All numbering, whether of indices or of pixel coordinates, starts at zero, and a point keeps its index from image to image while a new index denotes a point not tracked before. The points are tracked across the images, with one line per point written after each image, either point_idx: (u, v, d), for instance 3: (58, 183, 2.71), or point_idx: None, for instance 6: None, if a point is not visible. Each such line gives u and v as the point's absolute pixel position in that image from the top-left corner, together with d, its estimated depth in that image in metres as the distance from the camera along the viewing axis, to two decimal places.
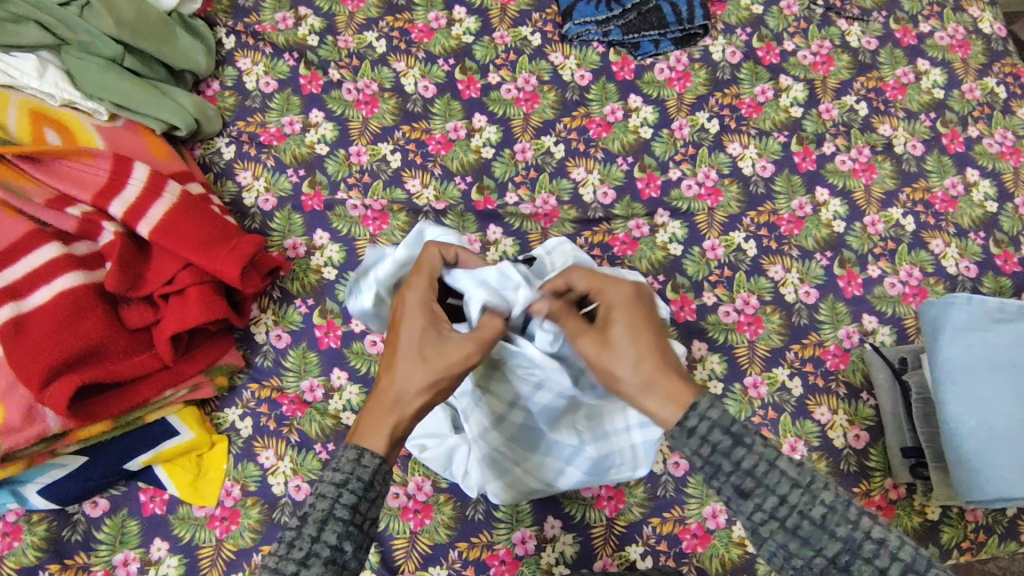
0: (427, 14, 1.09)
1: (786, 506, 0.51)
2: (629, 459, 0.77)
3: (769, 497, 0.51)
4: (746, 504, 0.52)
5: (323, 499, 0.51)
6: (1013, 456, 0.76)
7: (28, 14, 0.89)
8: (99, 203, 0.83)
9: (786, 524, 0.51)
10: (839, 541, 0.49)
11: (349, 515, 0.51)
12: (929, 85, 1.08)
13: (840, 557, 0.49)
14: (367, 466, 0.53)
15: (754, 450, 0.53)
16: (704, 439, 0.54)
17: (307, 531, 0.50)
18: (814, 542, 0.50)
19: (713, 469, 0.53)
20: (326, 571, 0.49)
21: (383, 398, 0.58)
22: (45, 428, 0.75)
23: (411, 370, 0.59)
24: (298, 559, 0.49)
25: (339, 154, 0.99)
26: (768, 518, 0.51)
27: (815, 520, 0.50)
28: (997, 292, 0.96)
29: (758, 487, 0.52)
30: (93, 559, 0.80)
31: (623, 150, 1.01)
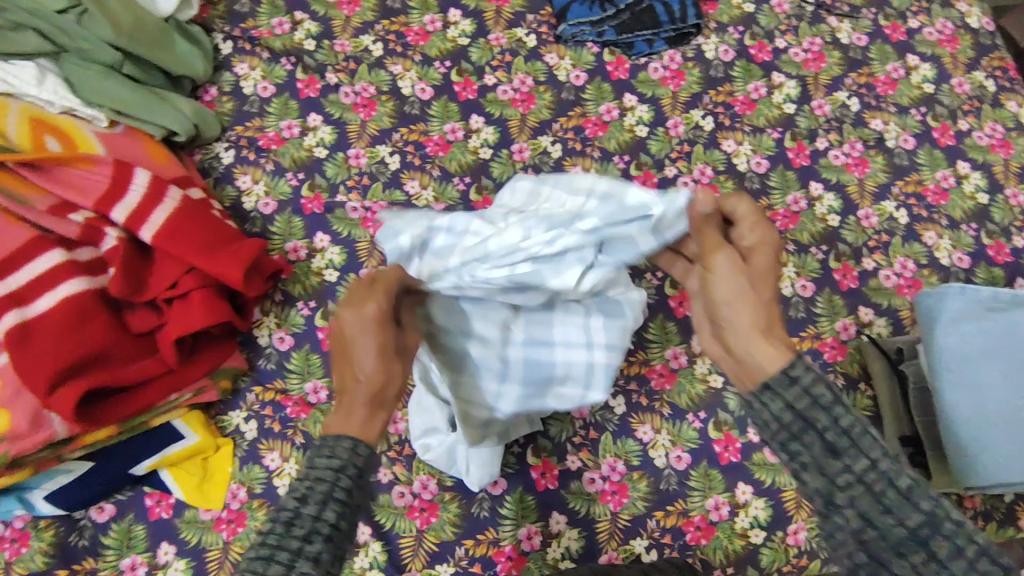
0: (422, 17, 1.10)
1: (875, 470, 0.49)
2: (579, 376, 0.69)
3: (861, 460, 0.50)
4: (835, 465, 0.50)
5: (323, 482, 0.50)
6: (1011, 443, 0.77)
7: (26, 22, 0.90)
8: (100, 209, 0.84)
9: (873, 490, 0.49)
10: (923, 514, 0.48)
11: (345, 497, 0.51)
12: (919, 80, 1.09)
13: (921, 531, 0.48)
14: (362, 456, 0.53)
15: (850, 410, 0.51)
16: (808, 391, 0.51)
17: (307, 511, 0.49)
18: (898, 511, 0.48)
19: (806, 424, 0.51)
20: (325, 548, 0.49)
21: (364, 395, 0.57)
22: (52, 433, 0.76)
23: (389, 370, 0.59)
24: (300, 536, 0.49)
25: (338, 157, 1.00)
26: (855, 482, 0.49)
27: (901, 490, 0.49)
28: (990, 282, 0.97)
29: (851, 448, 0.50)
30: (101, 564, 0.80)
31: (619, 149, 1.02)
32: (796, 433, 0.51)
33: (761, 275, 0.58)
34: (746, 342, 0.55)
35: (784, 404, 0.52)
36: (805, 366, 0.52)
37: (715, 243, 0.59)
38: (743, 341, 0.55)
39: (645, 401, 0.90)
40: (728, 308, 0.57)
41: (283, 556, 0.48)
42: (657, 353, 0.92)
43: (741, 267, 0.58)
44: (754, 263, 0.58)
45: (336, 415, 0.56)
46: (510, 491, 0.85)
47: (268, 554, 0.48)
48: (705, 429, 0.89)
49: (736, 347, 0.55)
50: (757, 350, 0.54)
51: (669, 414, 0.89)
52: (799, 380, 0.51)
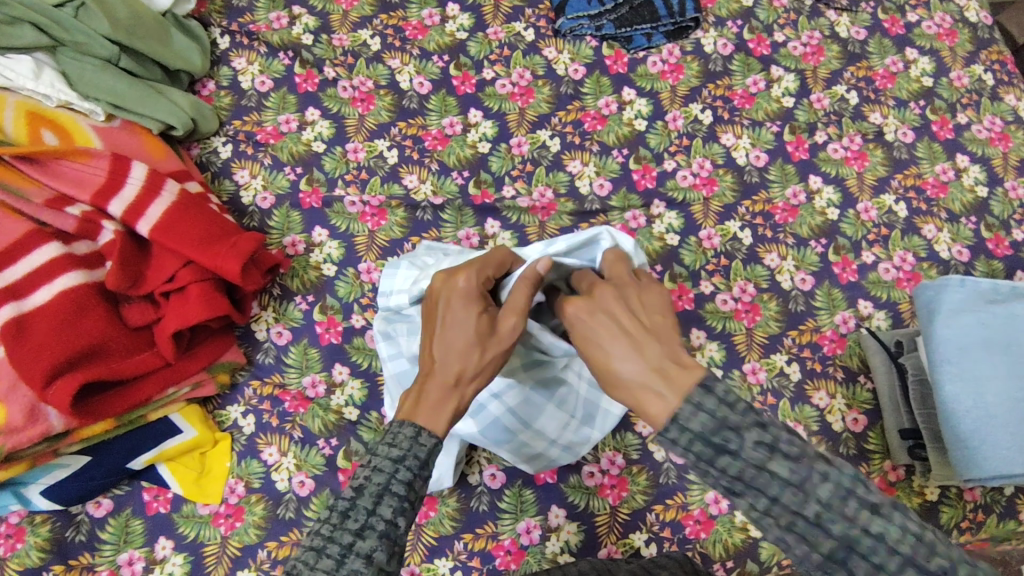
0: (421, 11, 1.09)
1: (777, 507, 0.48)
2: (537, 455, 0.82)
3: (760, 498, 0.48)
4: (739, 503, 0.49)
5: (381, 472, 0.52)
6: (1009, 435, 0.77)
7: (24, 16, 0.88)
8: (98, 203, 0.83)
9: (780, 522, 0.48)
10: (834, 539, 0.47)
11: (404, 491, 0.52)
12: (918, 74, 1.09)
13: (835, 553, 0.47)
14: (425, 445, 0.54)
15: (740, 455, 0.49)
16: (687, 451, 0.50)
17: (362, 502, 0.51)
18: (811, 539, 0.47)
19: (702, 473, 0.50)
20: (380, 543, 0.50)
21: (442, 376, 0.58)
22: (48, 426, 0.75)
23: (468, 355, 0.58)
24: (353, 530, 0.50)
25: (335, 151, 1.00)
26: (764, 516, 0.49)
27: (809, 518, 0.47)
28: (990, 275, 0.97)
29: (749, 489, 0.49)
30: (97, 559, 0.80)
31: (618, 143, 1.02)
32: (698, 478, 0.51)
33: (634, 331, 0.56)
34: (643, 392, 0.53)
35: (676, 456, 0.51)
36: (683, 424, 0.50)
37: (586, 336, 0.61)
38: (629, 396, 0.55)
39: None
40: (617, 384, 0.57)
41: (335, 549, 0.49)
42: None
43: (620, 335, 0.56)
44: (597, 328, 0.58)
45: (414, 399, 0.58)
46: (509, 484, 0.85)
47: (320, 545, 0.49)
48: None
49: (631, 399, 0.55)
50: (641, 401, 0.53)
51: None
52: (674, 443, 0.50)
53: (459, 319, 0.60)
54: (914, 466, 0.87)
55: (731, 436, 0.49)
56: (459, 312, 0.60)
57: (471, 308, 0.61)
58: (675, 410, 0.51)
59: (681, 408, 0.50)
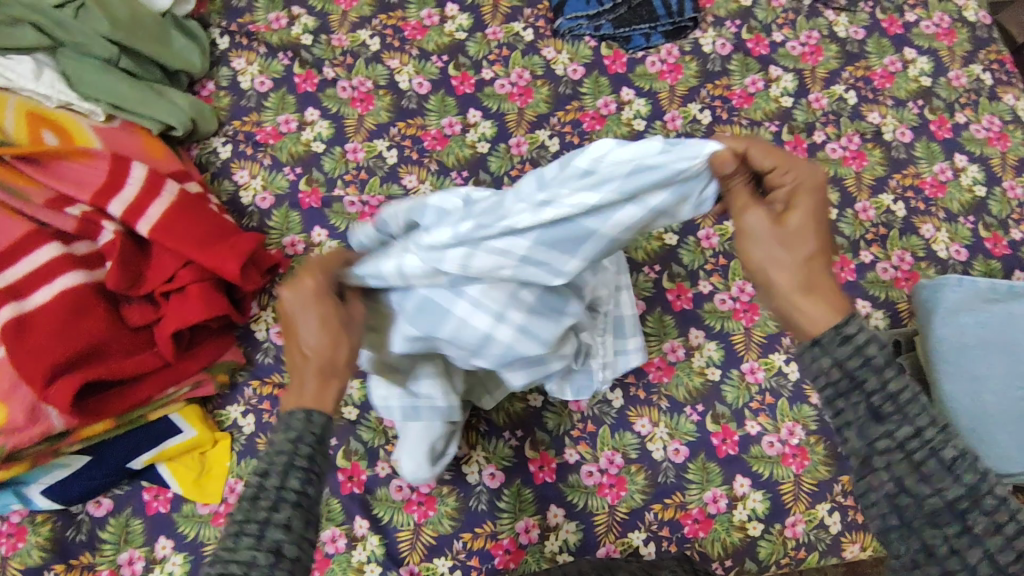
0: (420, 11, 1.10)
1: (920, 439, 0.45)
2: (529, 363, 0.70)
3: (904, 427, 0.45)
4: (876, 429, 0.46)
5: (282, 452, 0.50)
6: (1009, 434, 0.77)
7: (25, 16, 0.89)
8: (97, 203, 0.83)
9: (911, 458, 0.45)
10: (963, 487, 0.44)
11: (308, 464, 0.51)
12: (916, 73, 1.09)
13: (959, 503, 0.44)
14: (319, 423, 0.54)
15: (901, 377, 0.46)
16: (860, 351, 0.46)
17: (269, 482, 0.49)
18: (936, 481, 0.45)
19: (851, 384, 0.46)
20: (294, 514, 0.49)
21: (313, 367, 0.57)
22: (48, 426, 0.75)
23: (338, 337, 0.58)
24: (266, 507, 0.48)
25: (335, 152, 1.00)
26: (894, 450, 0.45)
27: (944, 460, 0.45)
28: (988, 274, 0.97)
29: (897, 414, 0.46)
30: (98, 558, 0.80)
31: (617, 143, 1.02)
32: (842, 390, 0.47)
33: (807, 223, 0.51)
34: (795, 299, 0.50)
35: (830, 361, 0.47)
36: (861, 325, 0.47)
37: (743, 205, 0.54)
38: (793, 296, 0.50)
39: (643, 394, 0.90)
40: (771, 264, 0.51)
41: (253, 527, 0.48)
42: (656, 346, 0.92)
43: (776, 231, 0.51)
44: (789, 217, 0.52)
45: (294, 390, 0.56)
46: (508, 484, 0.85)
47: (238, 528, 0.48)
48: (703, 421, 0.89)
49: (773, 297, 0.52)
50: (804, 304, 0.49)
51: (667, 407, 0.89)
52: (850, 339, 0.46)
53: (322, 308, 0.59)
54: None
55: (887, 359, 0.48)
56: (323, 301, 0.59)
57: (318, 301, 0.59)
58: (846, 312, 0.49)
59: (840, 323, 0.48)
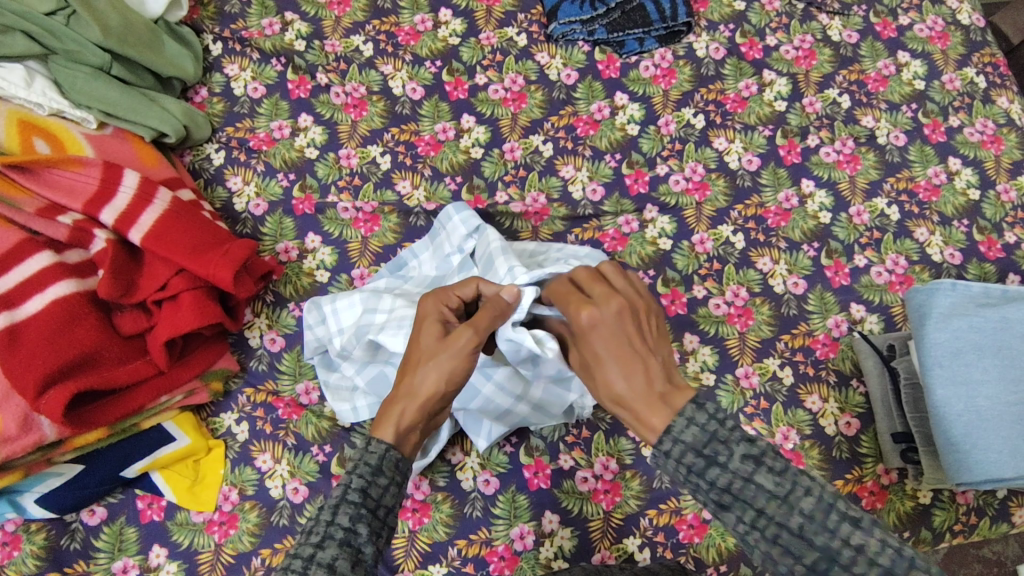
0: (413, 16, 1.10)
1: (763, 518, 0.50)
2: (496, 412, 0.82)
3: (747, 510, 0.51)
4: (727, 516, 0.52)
5: (336, 486, 0.55)
6: (1000, 437, 0.77)
7: (15, 24, 0.88)
8: (90, 211, 0.83)
9: (765, 534, 0.51)
10: (818, 551, 0.49)
11: (360, 499, 0.54)
12: (910, 77, 1.09)
13: (818, 565, 0.49)
14: (376, 453, 0.57)
15: (729, 466, 0.51)
16: (678, 461, 0.53)
17: (320, 517, 0.53)
18: (795, 551, 0.50)
19: (693, 484, 0.53)
20: (340, 552, 0.52)
21: (395, 395, 0.62)
22: (41, 436, 0.75)
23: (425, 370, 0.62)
24: (314, 543, 0.52)
25: (328, 158, 1.00)
26: (750, 529, 0.51)
27: (793, 531, 0.50)
28: (982, 278, 0.97)
29: (736, 501, 0.51)
30: (92, 567, 0.80)
31: (611, 148, 1.02)
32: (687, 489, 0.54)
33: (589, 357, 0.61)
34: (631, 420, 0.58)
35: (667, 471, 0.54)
36: (676, 437, 0.53)
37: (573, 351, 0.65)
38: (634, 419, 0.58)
39: None
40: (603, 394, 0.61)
41: (299, 563, 0.51)
42: None
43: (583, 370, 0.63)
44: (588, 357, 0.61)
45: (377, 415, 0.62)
46: (503, 490, 0.85)
47: (286, 564, 0.52)
48: None
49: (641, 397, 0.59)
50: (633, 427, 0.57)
51: None
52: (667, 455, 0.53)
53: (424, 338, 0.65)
54: (906, 469, 0.87)
55: (720, 448, 0.52)
56: (424, 332, 0.65)
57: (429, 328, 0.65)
58: (666, 426, 0.54)
59: (674, 422, 0.54)
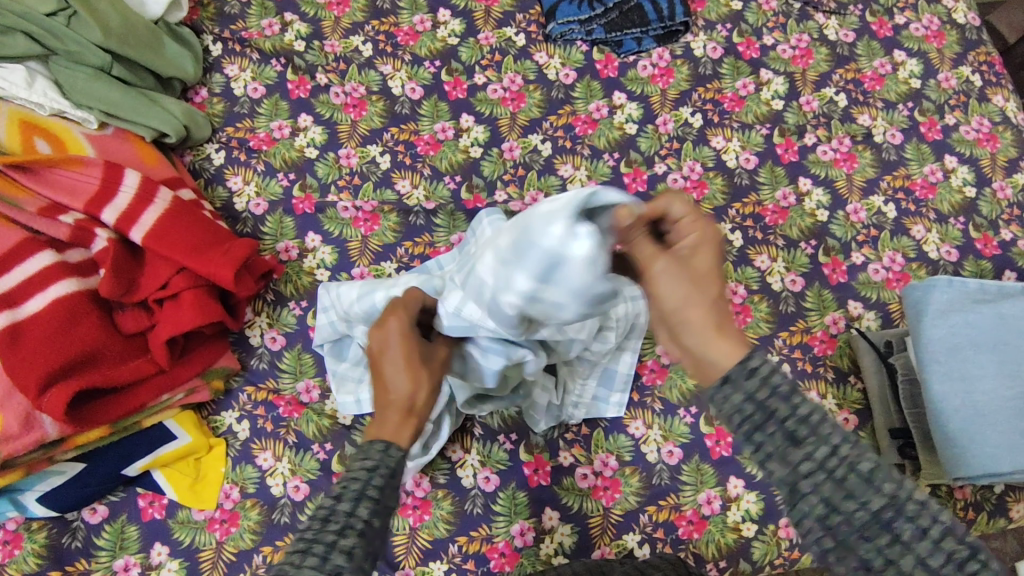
0: (412, 17, 1.10)
1: (837, 457, 0.47)
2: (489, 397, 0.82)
3: (821, 447, 0.48)
4: (794, 454, 0.48)
5: (357, 480, 0.52)
6: (998, 431, 0.77)
7: (16, 25, 0.89)
8: (91, 211, 0.84)
9: (833, 476, 0.47)
10: (886, 497, 0.46)
11: (379, 495, 0.53)
12: (906, 75, 1.10)
13: (883, 514, 0.46)
14: (394, 457, 0.56)
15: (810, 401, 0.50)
16: (766, 381, 0.50)
17: (341, 506, 0.51)
18: (860, 496, 0.46)
19: (764, 413, 0.49)
20: (359, 543, 0.50)
21: (396, 407, 0.62)
22: (43, 434, 0.75)
23: (417, 380, 0.64)
24: (335, 530, 0.49)
25: (328, 157, 1.00)
26: (818, 469, 0.47)
27: (863, 474, 0.47)
28: (978, 275, 0.98)
29: (811, 436, 0.48)
30: (93, 565, 0.80)
31: (609, 146, 1.03)
32: (757, 422, 0.50)
33: (707, 269, 0.57)
34: (700, 340, 0.53)
35: (743, 395, 0.50)
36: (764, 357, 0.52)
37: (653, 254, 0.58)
38: (696, 340, 0.54)
39: (637, 396, 0.90)
40: (680, 310, 0.55)
41: (319, 549, 0.49)
42: (648, 349, 0.93)
43: (682, 270, 0.57)
44: (694, 266, 0.57)
45: (374, 427, 0.60)
46: (503, 487, 0.85)
47: (305, 547, 0.49)
48: (697, 423, 0.89)
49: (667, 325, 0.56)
50: (708, 347, 0.53)
51: (661, 409, 0.90)
52: (756, 370, 0.50)
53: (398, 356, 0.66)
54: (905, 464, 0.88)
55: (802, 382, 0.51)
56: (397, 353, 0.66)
57: (399, 350, 0.66)
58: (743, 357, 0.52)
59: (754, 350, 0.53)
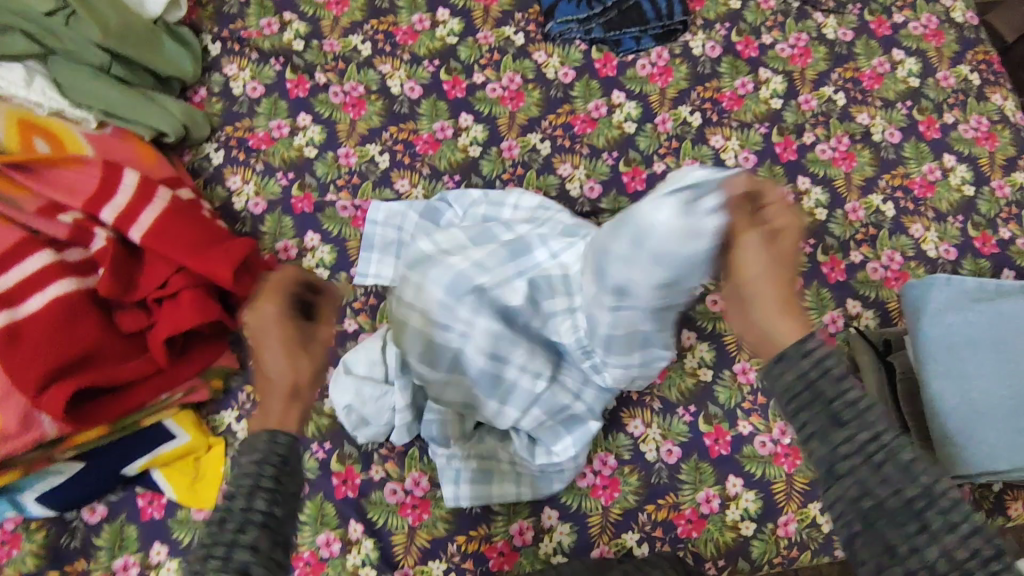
0: (411, 16, 1.10)
1: (877, 442, 0.50)
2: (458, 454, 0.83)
3: (863, 430, 0.50)
4: (838, 434, 0.50)
5: (246, 475, 0.51)
6: (994, 430, 0.78)
7: (14, 24, 0.90)
8: (89, 210, 0.84)
9: (871, 461, 0.49)
10: (920, 487, 0.48)
11: (274, 485, 0.52)
12: (905, 74, 1.10)
13: (916, 502, 0.47)
14: (282, 445, 0.54)
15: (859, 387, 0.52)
16: (819, 362, 0.54)
17: (236, 503, 0.50)
18: (894, 481, 0.48)
19: (813, 393, 0.52)
20: (260, 534, 0.50)
21: (277, 391, 0.60)
22: (42, 433, 0.76)
23: (295, 367, 0.62)
24: (231, 530, 0.49)
25: (327, 157, 1.00)
26: (856, 452, 0.50)
27: (901, 463, 0.49)
28: (976, 274, 0.98)
29: (856, 419, 0.51)
30: (93, 565, 0.80)
31: (608, 146, 1.03)
32: (804, 402, 0.53)
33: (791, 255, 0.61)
34: (768, 317, 0.59)
35: (797, 373, 0.54)
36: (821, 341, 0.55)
37: (745, 225, 0.60)
38: (764, 316, 0.60)
39: (636, 395, 0.90)
40: (753, 283, 0.61)
41: (220, 550, 0.49)
42: None
43: (770, 251, 0.60)
44: (779, 246, 0.61)
45: (259, 411, 0.60)
46: None
47: (208, 549, 0.49)
48: (695, 422, 0.89)
49: (738, 291, 0.61)
50: (774, 322, 0.59)
51: (660, 407, 0.90)
52: (811, 350, 0.54)
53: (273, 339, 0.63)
54: None
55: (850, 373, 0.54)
56: (274, 332, 0.63)
57: (277, 333, 0.63)
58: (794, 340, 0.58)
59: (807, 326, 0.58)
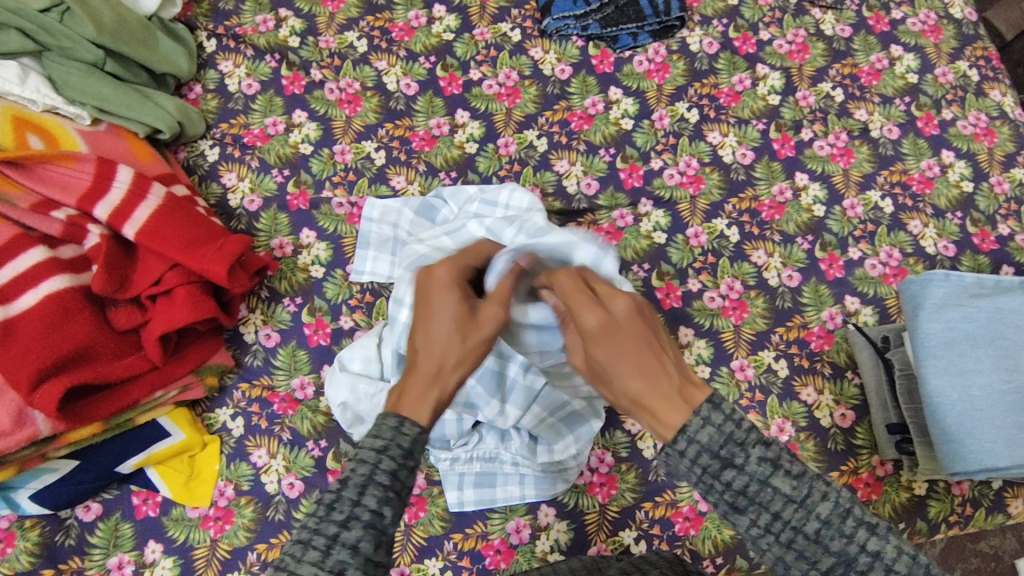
0: (407, 13, 1.10)
1: (779, 522, 0.50)
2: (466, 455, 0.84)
3: (762, 514, 0.50)
4: (741, 519, 0.51)
5: (364, 464, 0.51)
6: (994, 428, 0.77)
7: (8, 21, 0.88)
8: (83, 207, 0.83)
9: (781, 537, 0.50)
10: (834, 555, 0.49)
11: (388, 481, 0.52)
12: (903, 70, 1.10)
13: (835, 569, 0.50)
14: (409, 434, 0.54)
15: (745, 470, 0.50)
16: (693, 463, 0.52)
17: (347, 494, 0.50)
18: (810, 555, 0.50)
19: (705, 487, 0.52)
20: (365, 534, 0.50)
21: (422, 371, 0.59)
22: (35, 431, 0.75)
23: (450, 343, 0.60)
24: (339, 521, 0.50)
25: (323, 153, 1.00)
26: (765, 533, 0.51)
27: (810, 535, 0.50)
28: (976, 270, 0.98)
29: (751, 505, 0.51)
30: (87, 563, 0.80)
31: (605, 142, 1.03)
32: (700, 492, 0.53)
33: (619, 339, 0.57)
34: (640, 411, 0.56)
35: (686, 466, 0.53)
36: (688, 436, 0.52)
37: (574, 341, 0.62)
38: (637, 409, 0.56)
39: None
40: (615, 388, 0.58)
41: (322, 541, 0.49)
42: None
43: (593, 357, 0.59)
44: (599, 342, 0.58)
45: (399, 393, 0.58)
46: None
47: (307, 538, 0.49)
48: None
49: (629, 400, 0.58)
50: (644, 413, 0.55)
51: None
52: (682, 455, 0.52)
53: (438, 311, 0.62)
54: (901, 461, 0.87)
55: (736, 451, 0.51)
56: (438, 303, 0.62)
57: (453, 294, 0.63)
58: (681, 425, 0.52)
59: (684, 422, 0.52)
